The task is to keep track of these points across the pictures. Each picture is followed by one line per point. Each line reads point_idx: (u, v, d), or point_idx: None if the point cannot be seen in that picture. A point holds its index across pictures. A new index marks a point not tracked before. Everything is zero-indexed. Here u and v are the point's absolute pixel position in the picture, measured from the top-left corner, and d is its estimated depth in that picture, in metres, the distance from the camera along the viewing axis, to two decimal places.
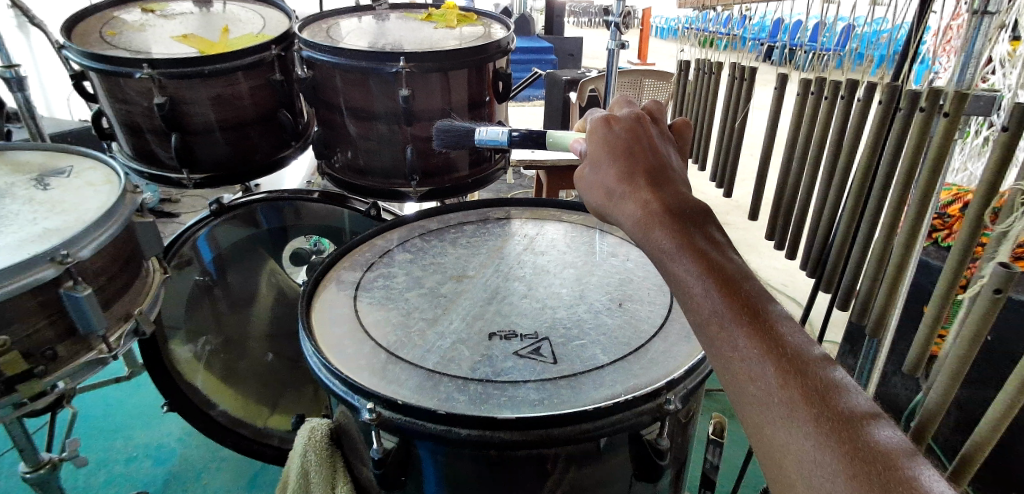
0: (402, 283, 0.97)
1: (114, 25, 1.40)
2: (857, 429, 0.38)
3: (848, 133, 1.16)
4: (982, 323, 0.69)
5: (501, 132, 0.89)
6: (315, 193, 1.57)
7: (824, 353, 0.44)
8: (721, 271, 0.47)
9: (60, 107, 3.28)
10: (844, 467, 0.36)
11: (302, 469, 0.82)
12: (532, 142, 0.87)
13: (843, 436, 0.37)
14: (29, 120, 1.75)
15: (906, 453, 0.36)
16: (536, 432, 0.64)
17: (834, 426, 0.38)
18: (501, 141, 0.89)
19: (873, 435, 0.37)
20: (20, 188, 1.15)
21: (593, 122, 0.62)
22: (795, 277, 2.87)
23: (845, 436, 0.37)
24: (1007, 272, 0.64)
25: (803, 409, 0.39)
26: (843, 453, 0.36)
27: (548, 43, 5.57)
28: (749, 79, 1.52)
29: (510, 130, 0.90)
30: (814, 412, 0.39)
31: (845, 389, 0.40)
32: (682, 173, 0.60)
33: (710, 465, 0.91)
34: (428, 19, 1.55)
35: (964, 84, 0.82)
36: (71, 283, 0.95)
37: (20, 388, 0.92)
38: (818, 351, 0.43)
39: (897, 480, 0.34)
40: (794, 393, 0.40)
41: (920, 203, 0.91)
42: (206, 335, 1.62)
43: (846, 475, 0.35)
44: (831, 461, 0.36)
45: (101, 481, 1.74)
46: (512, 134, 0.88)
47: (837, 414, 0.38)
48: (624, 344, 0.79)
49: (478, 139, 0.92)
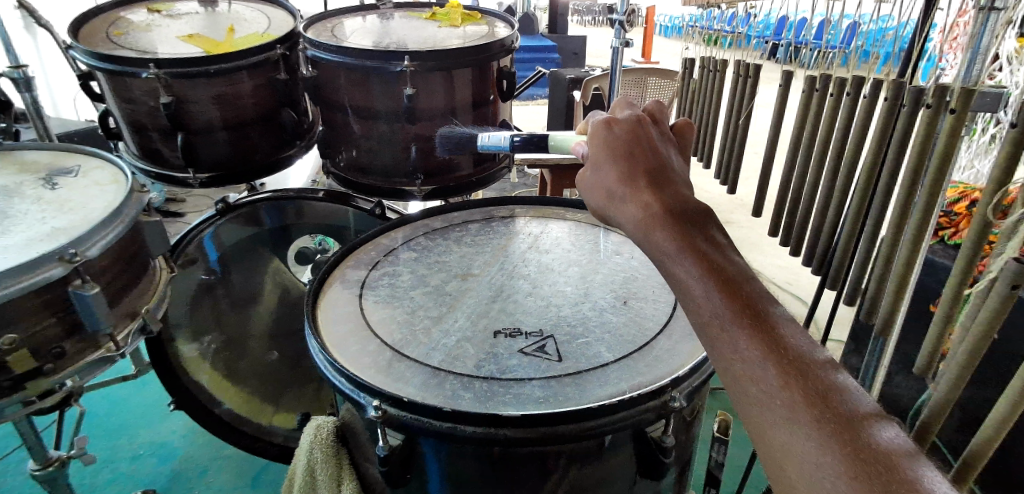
0: (406, 281, 0.97)
1: (120, 25, 1.41)
2: (858, 430, 0.38)
3: (853, 130, 1.15)
4: (992, 319, 0.69)
5: (503, 137, 0.89)
6: (319, 192, 1.58)
7: (825, 353, 0.44)
8: (723, 272, 0.47)
9: (67, 107, 3.31)
10: (845, 468, 0.36)
11: (308, 466, 0.83)
12: (534, 146, 0.87)
13: (844, 437, 0.37)
14: (37, 120, 1.76)
15: (907, 454, 0.37)
16: (539, 430, 0.64)
17: (836, 427, 0.38)
18: (503, 146, 0.89)
19: (873, 435, 0.37)
20: (28, 187, 1.15)
21: (593, 125, 0.62)
22: (799, 276, 2.86)
23: (846, 437, 0.37)
24: (1022, 268, 0.64)
25: (804, 411, 0.39)
26: (844, 455, 0.36)
27: (551, 42, 5.57)
28: (753, 77, 1.51)
29: (511, 135, 0.90)
30: (815, 414, 0.39)
31: (846, 391, 0.40)
32: (683, 174, 0.60)
33: (714, 463, 0.91)
34: (433, 18, 1.55)
35: (970, 79, 0.82)
36: (79, 281, 0.96)
37: (28, 385, 0.95)
38: (819, 352, 0.44)
39: (899, 481, 0.34)
40: (795, 395, 0.40)
41: (927, 199, 0.90)
42: (211, 334, 1.63)
43: (848, 476, 0.35)
44: (832, 462, 0.36)
45: (107, 478, 1.75)
46: (513, 138, 0.88)
47: (839, 416, 0.39)
48: (628, 342, 0.79)
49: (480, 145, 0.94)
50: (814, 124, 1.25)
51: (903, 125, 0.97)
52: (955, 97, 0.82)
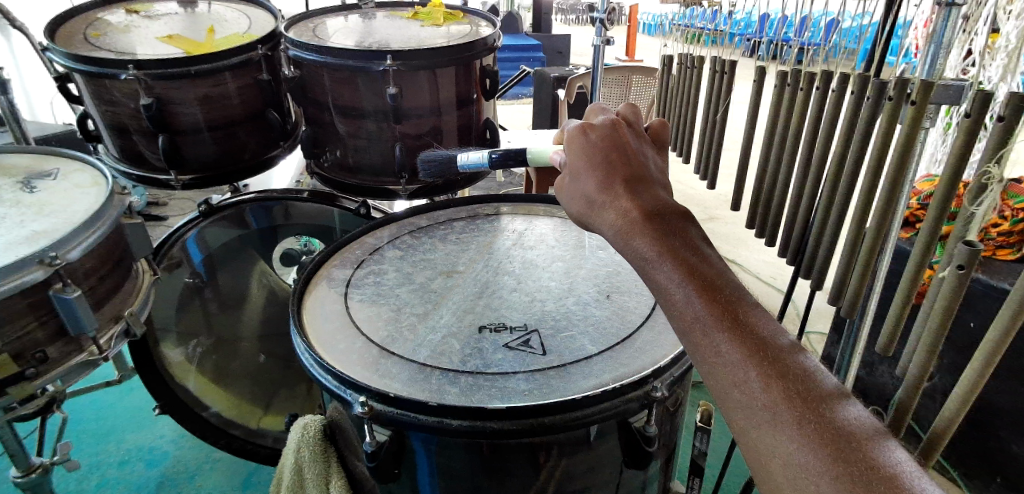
0: (392, 279, 0.97)
1: (98, 26, 1.39)
2: (840, 431, 0.39)
3: (824, 124, 1.18)
4: (951, 297, 0.72)
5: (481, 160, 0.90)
6: (304, 193, 1.58)
7: (800, 344, 0.46)
8: (704, 275, 0.48)
9: (44, 110, 3.24)
10: (828, 468, 0.37)
11: (296, 465, 0.83)
12: (512, 160, 0.87)
13: (827, 438, 0.39)
14: (14, 123, 1.74)
15: (883, 447, 0.38)
16: (525, 421, 0.66)
17: (820, 429, 0.39)
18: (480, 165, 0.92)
19: (852, 432, 0.39)
20: (7, 190, 1.14)
21: (570, 132, 0.63)
22: (783, 269, 2.91)
23: (829, 438, 0.38)
24: (971, 249, 0.67)
25: (786, 412, 0.40)
26: (828, 456, 0.38)
27: (536, 40, 5.60)
28: (730, 73, 1.53)
29: (491, 151, 0.90)
30: (796, 414, 0.40)
31: (829, 392, 0.41)
32: (660, 177, 0.61)
33: (698, 451, 0.93)
34: (415, 17, 1.56)
35: (933, 73, 0.85)
36: (61, 284, 0.95)
37: (12, 389, 0.94)
38: (793, 342, 0.45)
39: (878, 478, 0.36)
40: (777, 397, 0.41)
41: (889, 198, 0.95)
42: (198, 337, 1.62)
43: (832, 475, 0.37)
44: (816, 463, 0.38)
45: (95, 484, 1.73)
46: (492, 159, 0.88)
47: (820, 416, 0.40)
48: (612, 334, 0.81)
49: (460, 164, 0.95)
50: (787, 119, 1.28)
51: (871, 117, 1.00)
52: (915, 89, 0.85)
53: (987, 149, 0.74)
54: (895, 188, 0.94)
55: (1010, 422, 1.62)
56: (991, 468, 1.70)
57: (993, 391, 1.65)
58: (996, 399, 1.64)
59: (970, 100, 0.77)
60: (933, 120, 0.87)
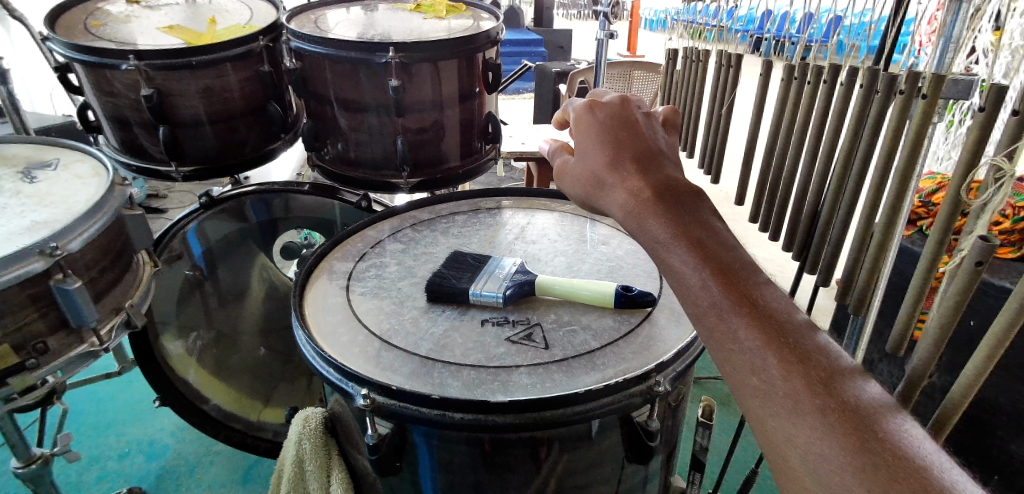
0: (393, 272, 0.97)
1: (98, 17, 1.38)
2: (862, 423, 0.37)
3: (831, 119, 1.16)
4: (962, 293, 0.72)
5: (498, 285, 0.86)
6: (305, 186, 1.57)
7: (811, 323, 0.46)
8: (718, 260, 0.48)
9: (43, 101, 3.22)
10: (850, 459, 0.36)
11: (297, 457, 0.83)
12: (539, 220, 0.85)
13: (848, 426, 0.37)
14: (13, 113, 1.73)
15: (908, 439, 0.37)
16: (529, 415, 0.65)
17: (839, 416, 0.38)
18: (498, 294, 0.84)
19: (873, 420, 0.38)
20: (7, 180, 1.14)
21: (577, 108, 0.62)
22: (783, 267, 2.91)
23: (849, 426, 0.37)
24: (987, 245, 0.67)
25: (808, 402, 0.39)
26: (849, 446, 0.36)
27: (537, 36, 5.57)
28: (735, 66, 1.52)
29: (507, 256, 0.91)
30: (818, 403, 0.39)
31: (849, 383, 0.40)
32: (669, 153, 0.61)
33: (699, 447, 0.93)
34: (417, 9, 1.54)
35: (942, 66, 0.88)
36: (61, 276, 0.95)
37: (13, 380, 0.93)
38: (807, 324, 0.45)
39: (903, 470, 0.34)
40: (797, 385, 0.40)
41: (897, 195, 0.95)
42: (197, 331, 1.62)
43: (854, 468, 0.35)
44: (837, 454, 0.36)
45: (95, 476, 1.74)
46: (507, 280, 0.87)
47: (841, 405, 0.39)
48: (613, 330, 0.81)
49: (475, 290, 0.86)
50: (792, 114, 1.27)
51: (879, 112, 0.99)
52: (926, 84, 0.86)
53: (1003, 141, 0.74)
54: (904, 183, 0.94)
55: (1008, 421, 1.62)
56: (989, 466, 1.70)
57: (993, 391, 1.65)
58: (994, 398, 1.65)
59: (983, 96, 0.77)
60: (942, 116, 0.89)
